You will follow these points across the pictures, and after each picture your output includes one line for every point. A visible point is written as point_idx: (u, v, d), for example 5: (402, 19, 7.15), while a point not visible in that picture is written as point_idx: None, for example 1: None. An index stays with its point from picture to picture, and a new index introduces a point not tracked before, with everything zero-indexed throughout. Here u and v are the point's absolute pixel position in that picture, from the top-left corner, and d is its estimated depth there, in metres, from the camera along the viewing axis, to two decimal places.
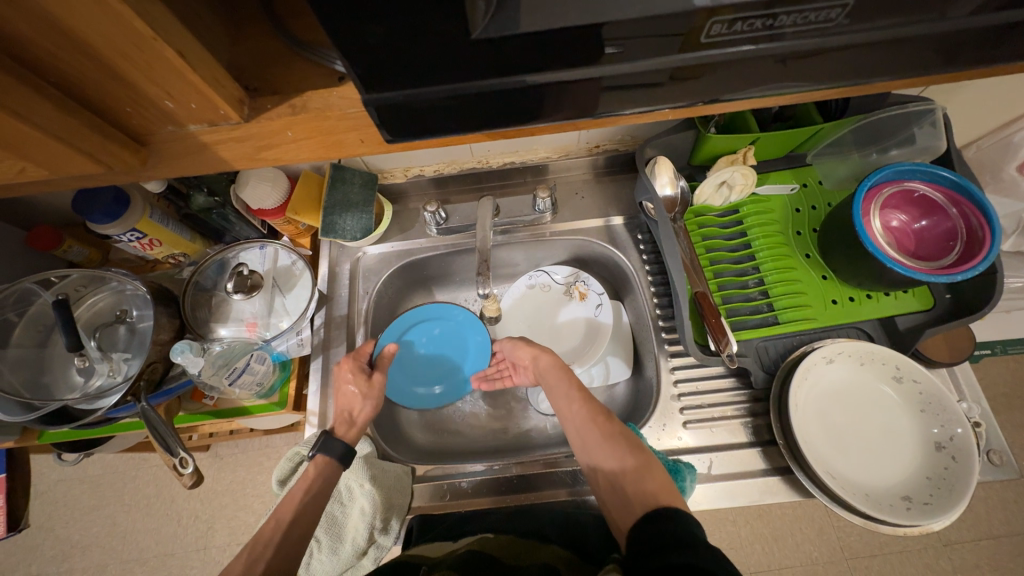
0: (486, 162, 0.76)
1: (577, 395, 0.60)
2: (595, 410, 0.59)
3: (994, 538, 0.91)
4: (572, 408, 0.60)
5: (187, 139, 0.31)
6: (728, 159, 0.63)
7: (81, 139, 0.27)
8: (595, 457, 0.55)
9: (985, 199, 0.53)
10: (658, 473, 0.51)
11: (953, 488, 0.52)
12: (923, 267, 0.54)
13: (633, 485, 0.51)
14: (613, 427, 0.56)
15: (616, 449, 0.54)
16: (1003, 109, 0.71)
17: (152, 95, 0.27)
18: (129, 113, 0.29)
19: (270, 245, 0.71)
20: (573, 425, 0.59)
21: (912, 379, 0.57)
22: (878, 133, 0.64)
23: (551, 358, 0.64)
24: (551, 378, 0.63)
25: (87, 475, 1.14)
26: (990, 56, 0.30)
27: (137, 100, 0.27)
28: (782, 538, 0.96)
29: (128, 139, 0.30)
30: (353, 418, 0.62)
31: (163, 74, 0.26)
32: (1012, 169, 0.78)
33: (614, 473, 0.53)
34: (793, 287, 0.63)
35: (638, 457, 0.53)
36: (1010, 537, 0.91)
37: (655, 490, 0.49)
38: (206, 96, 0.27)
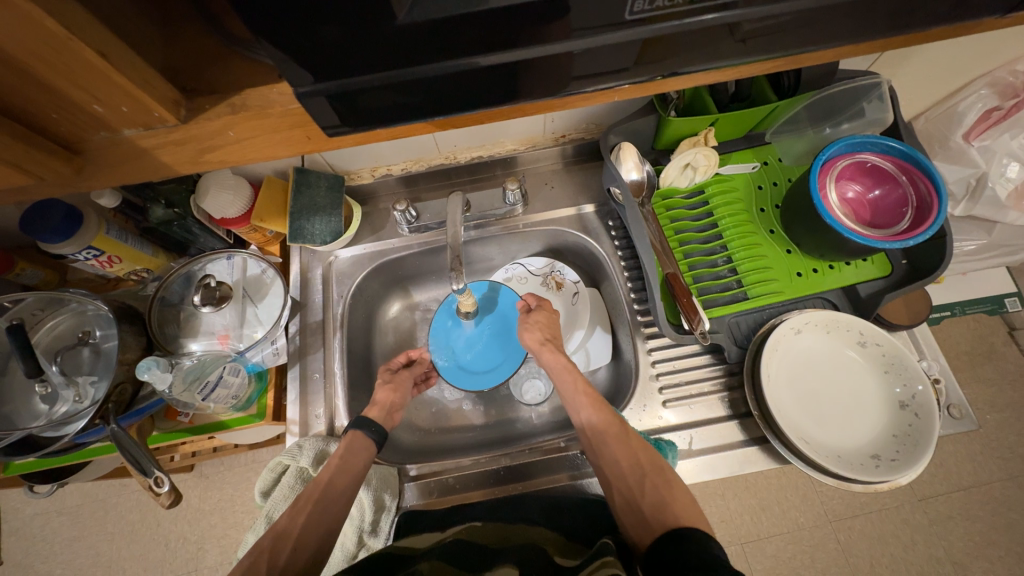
0: (454, 157, 0.75)
1: (588, 401, 0.60)
2: (608, 419, 0.58)
3: (964, 489, 0.96)
4: (584, 416, 0.60)
5: (122, 144, 0.29)
6: (690, 141, 0.64)
7: (7, 150, 0.26)
8: (610, 464, 0.55)
9: (931, 166, 0.56)
10: (680, 493, 0.51)
11: (917, 443, 0.54)
12: (878, 235, 0.57)
13: (652, 499, 0.50)
14: (631, 438, 0.56)
15: (633, 461, 0.54)
16: (947, 78, 0.74)
17: (77, 98, 0.26)
18: (56, 119, 0.27)
19: (237, 254, 0.69)
20: (586, 434, 0.59)
21: (874, 342, 0.60)
22: (830, 108, 0.66)
23: (554, 356, 0.65)
24: (563, 378, 0.64)
25: (65, 506, 1.10)
26: (921, 19, 0.31)
27: (62, 105, 0.26)
28: (769, 507, 0.99)
29: (60, 148, 0.29)
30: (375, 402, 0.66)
31: (85, 78, 0.24)
32: (958, 137, 0.82)
33: (629, 487, 0.53)
34: (760, 263, 0.65)
35: (656, 471, 0.53)
36: (978, 487, 0.96)
37: (675, 508, 0.49)
38: (135, 98, 0.26)
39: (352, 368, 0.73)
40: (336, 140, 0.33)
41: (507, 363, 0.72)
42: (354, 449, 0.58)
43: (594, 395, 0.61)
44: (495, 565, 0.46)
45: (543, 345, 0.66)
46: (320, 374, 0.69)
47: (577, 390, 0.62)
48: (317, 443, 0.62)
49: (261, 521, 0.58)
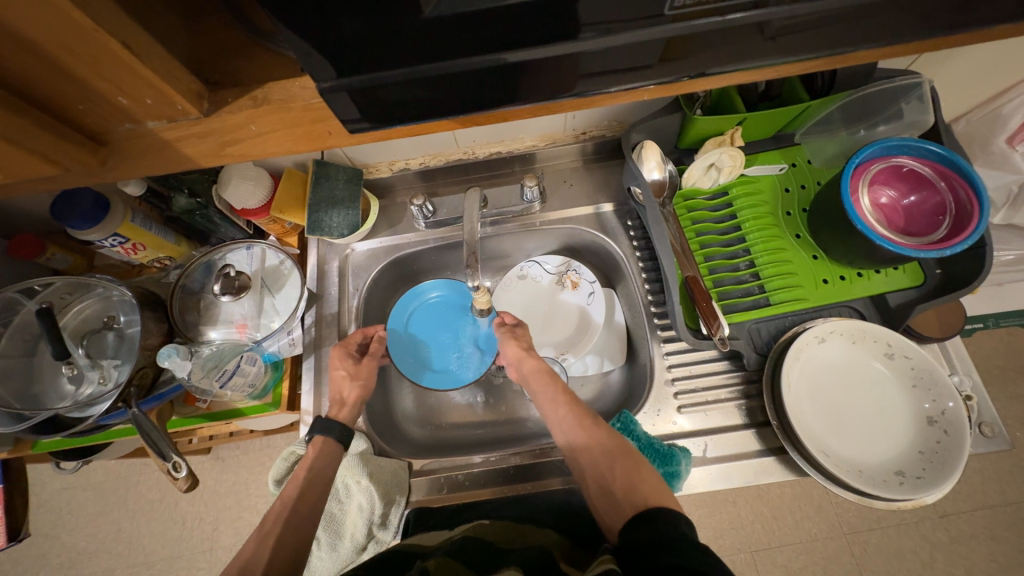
0: (472, 153, 0.74)
1: (561, 398, 0.61)
2: (580, 413, 0.58)
3: (989, 508, 0.92)
4: (558, 415, 0.60)
5: (147, 137, 0.30)
6: (716, 141, 0.62)
7: (35, 141, 0.26)
8: (586, 455, 0.55)
9: (973, 172, 0.53)
10: (650, 475, 0.50)
11: (945, 461, 0.52)
12: (912, 244, 0.54)
13: (624, 486, 0.50)
14: (603, 431, 0.56)
15: (605, 450, 0.54)
16: (993, 79, 0.71)
17: (102, 90, 0.26)
18: (82, 110, 0.27)
19: (256, 245, 0.70)
20: (560, 430, 0.59)
21: (903, 355, 0.58)
22: (866, 109, 0.63)
23: (534, 360, 0.66)
24: (535, 381, 0.64)
25: (89, 482, 1.14)
26: (972, 18, 0.29)
27: (88, 97, 0.26)
28: (782, 517, 0.97)
29: (87, 139, 0.29)
30: (343, 400, 0.64)
31: (111, 69, 0.25)
32: (1002, 140, 0.78)
33: (602, 473, 0.52)
34: (785, 268, 0.63)
35: (626, 458, 0.52)
36: (1005, 506, 0.92)
37: (647, 492, 0.48)
38: (158, 90, 0.26)
39: None
40: (358, 136, 0.32)
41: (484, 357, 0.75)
42: (327, 452, 0.58)
43: (567, 392, 0.62)
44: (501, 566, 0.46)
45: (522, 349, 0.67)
46: None
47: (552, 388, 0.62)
48: None
49: None
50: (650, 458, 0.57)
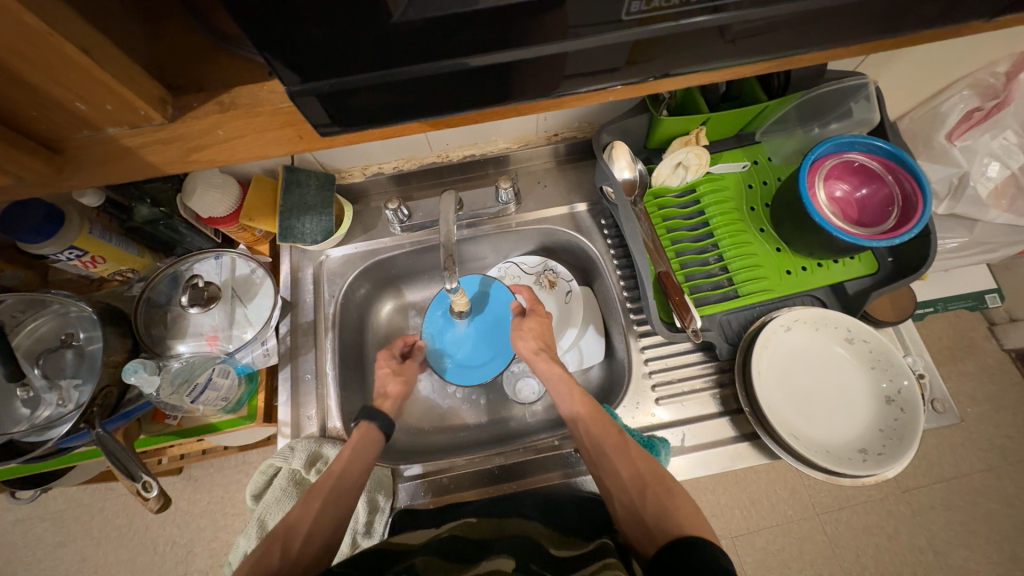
0: (446, 156, 0.74)
1: (582, 400, 0.62)
2: (606, 424, 0.59)
3: (946, 480, 0.99)
4: (582, 425, 0.60)
5: (106, 144, 0.29)
6: (682, 140, 0.65)
7: None
8: (608, 471, 0.55)
9: (916, 165, 0.57)
10: (683, 501, 0.51)
11: (903, 437, 0.56)
12: (864, 234, 0.58)
13: (655, 513, 0.51)
14: (631, 449, 0.56)
15: (632, 470, 0.54)
16: (930, 80, 0.76)
17: (59, 97, 0.25)
18: (36, 118, 0.26)
19: (225, 254, 0.68)
20: (584, 442, 0.59)
21: (861, 339, 0.61)
22: (819, 108, 0.66)
23: (548, 364, 0.66)
24: (556, 387, 0.64)
25: (48, 512, 1.07)
26: (908, 24, 0.31)
27: (42, 104, 0.25)
28: (758, 501, 1.01)
29: (41, 147, 0.28)
30: (386, 393, 0.68)
31: (68, 75, 0.24)
32: (942, 137, 0.84)
33: (630, 499, 0.53)
34: (751, 261, 0.66)
35: (655, 482, 0.53)
36: (959, 478, 0.99)
37: (679, 518, 0.49)
38: (119, 97, 0.26)
39: (344, 368, 0.72)
40: (328, 141, 0.32)
41: (492, 364, 0.72)
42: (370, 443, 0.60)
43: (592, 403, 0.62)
44: (491, 554, 0.47)
45: (538, 354, 0.67)
46: (311, 375, 0.69)
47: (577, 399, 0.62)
48: (309, 445, 0.62)
49: (253, 523, 0.57)
50: None
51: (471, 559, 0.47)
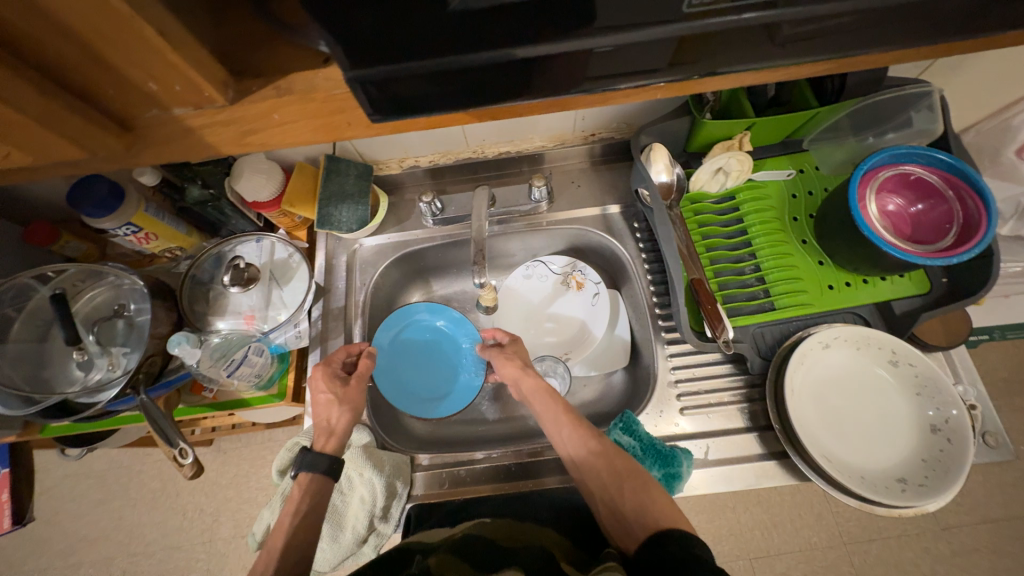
0: (481, 152, 0.75)
1: (565, 417, 0.59)
2: (587, 435, 0.57)
3: (992, 522, 0.95)
4: (565, 436, 0.58)
5: (171, 125, 0.29)
6: (725, 145, 0.62)
7: (62, 122, 0.26)
8: (591, 477, 0.55)
9: (983, 181, 0.53)
10: (659, 492, 0.52)
11: (948, 469, 0.52)
12: (919, 251, 0.54)
13: (634, 506, 0.51)
14: (611, 452, 0.56)
15: (613, 472, 0.54)
16: (1004, 91, 0.71)
17: (133, 76, 0.25)
18: (111, 95, 0.27)
19: (266, 238, 0.71)
20: (567, 453, 0.57)
21: (907, 362, 0.58)
22: (876, 116, 0.63)
23: (533, 380, 0.64)
24: (536, 401, 0.62)
25: (92, 470, 1.15)
26: (986, 25, 0.29)
27: (116, 81, 0.26)
28: (780, 524, 0.98)
29: (110, 122, 0.28)
30: (331, 428, 0.59)
31: (143, 56, 0.24)
32: (1011, 151, 0.79)
33: (611, 497, 0.52)
34: (790, 273, 0.63)
35: (637, 478, 0.53)
36: (1007, 520, 0.94)
37: (655, 511, 0.49)
38: (187, 79, 0.26)
39: None
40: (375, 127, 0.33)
41: (446, 403, 0.73)
42: (315, 487, 0.55)
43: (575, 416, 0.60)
44: (506, 566, 0.46)
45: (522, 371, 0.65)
46: None
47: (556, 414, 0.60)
48: None
49: (277, 496, 0.59)
50: (649, 458, 0.58)
51: (483, 564, 0.47)
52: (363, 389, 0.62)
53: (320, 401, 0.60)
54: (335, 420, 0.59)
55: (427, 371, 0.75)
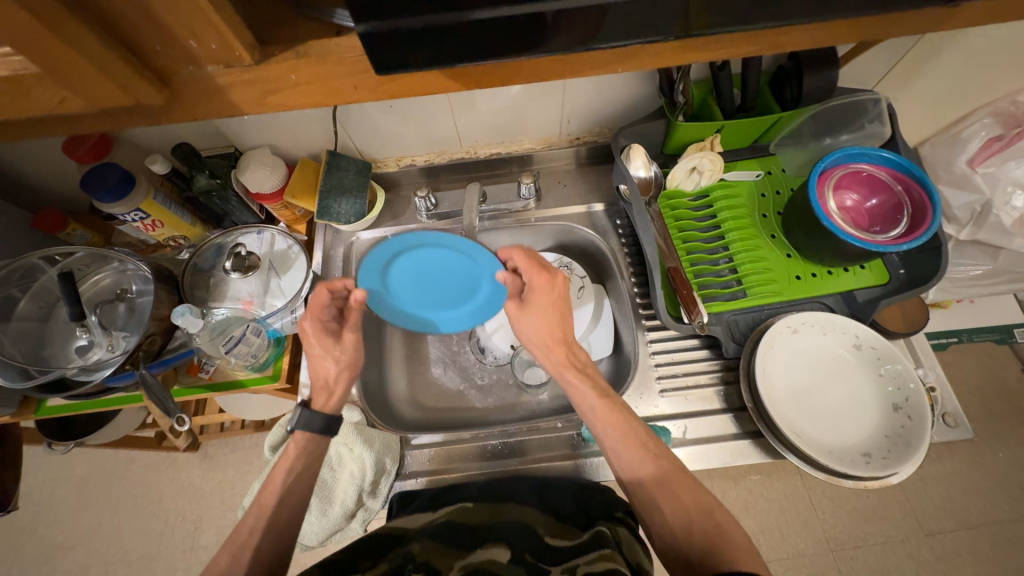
0: (474, 152, 0.80)
1: (637, 441, 0.55)
2: (666, 468, 0.53)
3: (974, 527, 1.02)
4: (636, 465, 0.54)
5: (204, 82, 0.32)
6: (697, 146, 0.68)
7: (117, 71, 0.29)
8: (655, 516, 0.52)
9: (925, 175, 0.59)
10: (733, 534, 0.48)
11: (910, 443, 0.56)
12: (878, 240, 0.59)
13: (705, 550, 0.47)
14: (672, 476, 0.53)
15: (679, 509, 0.51)
16: (949, 103, 0.79)
17: (176, 32, 0.29)
18: (157, 52, 0.30)
19: (267, 230, 0.75)
20: (635, 483, 0.54)
21: (869, 345, 0.62)
22: (833, 122, 0.69)
23: (587, 394, 0.58)
24: (594, 415, 0.57)
25: (72, 475, 1.14)
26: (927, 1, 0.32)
27: (159, 35, 0.29)
28: (769, 531, 1.06)
29: (152, 76, 0.31)
30: (327, 384, 0.61)
31: (188, 12, 0.28)
32: (963, 163, 0.86)
33: (682, 549, 0.49)
34: (760, 265, 0.68)
35: (700, 510, 0.50)
36: (987, 525, 1.01)
37: (731, 553, 0.46)
38: (223, 36, 0.29)
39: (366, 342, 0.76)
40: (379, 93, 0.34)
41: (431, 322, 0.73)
42: (311, 447, 0.58)
43: (638, 429, 0.56)
44: (486, 543, 0.50)
45: (568, 372, 0.60)
46: None
47: (619, 432, 0.55)
48: None
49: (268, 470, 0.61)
50: None
51: (468, 544, 0.50)
52: (355, 341, 0.63)
53: (314, 353, 0.60)
54: (333, 379, 0.61)
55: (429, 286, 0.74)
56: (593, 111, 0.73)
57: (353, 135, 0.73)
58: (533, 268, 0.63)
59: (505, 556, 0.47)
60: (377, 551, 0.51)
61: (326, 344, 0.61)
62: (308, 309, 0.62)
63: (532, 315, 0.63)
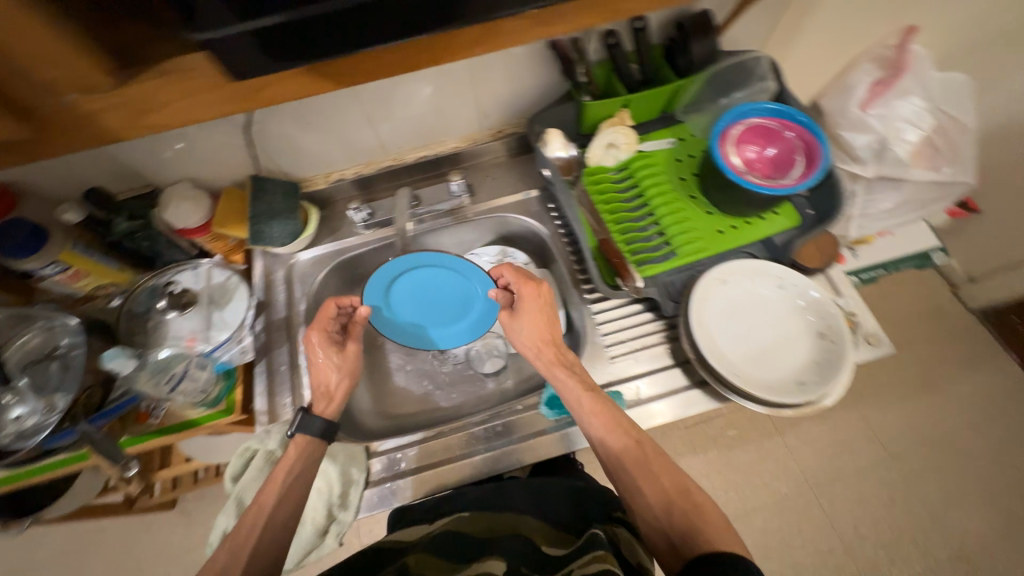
0: (402, 158, 0.81)
1: (621, 431, 0.58)
2: (648, 453, 0.56)
3: (930, 443, 1.12)
4: (623, 448, 0.57)
5: (67, 109, 0.32)
6: (610, 122, 0.72)
7: None
8: (637, 499, 0.55)
9: (808, 118, 0.65)
10: (712, 514, 0.51)
11: (834, 366, 0.61)
12: (783, 184, 0.65)
13: (682, 531, 0.50)
14: (655, 463, 0.56)
15: (660, 492, 0.54)
16: (832, 53, 0.87)
17: (27, 65, 0.29)
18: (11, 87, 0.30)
19: (202, 264, 0.73)
20: (620, 469, 0.57)
21: (791, 283, 0.67)
22: (727, 82, 0.73)
23: (576, 385, 0.60)
24: (581, 405, 0.59)
25: (33, 561, 1.07)
26: None
27: (10, 70, 0.29)
28: (753, 481, 1.11)
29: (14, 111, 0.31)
30: (329, 392, 0.64)
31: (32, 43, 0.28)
32: (855, 108, 0.93)
33: (661, 531, 0.52)
34: (685, 225, 0.72)
35: (687, 500, 0.53)
36: (940, 439, 1.12)
37: (707, 533, 0.49)
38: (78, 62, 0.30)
39: None
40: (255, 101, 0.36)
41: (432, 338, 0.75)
42: (309, 449, 0.60)
43: (620, 421, 0.58)
44: (484, 556, 0.50)
45: (556, 367, 0.63)
46: (286, 366, 0.72)
47: (603, 423, 0.58)
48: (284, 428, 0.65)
49: (231, 503, 0.61)
50: None
51: (465, 555, 0.51)
52: (357, 354, 0.66)
53: (322, 362, 0.64)
54: (333, 387, 0.64)
55: (433, 302, 0.76)
56: (507, 101, 0.75)
57: (273, 154, 0.73)
58: (521, 279, 0.68)
59: (501, 568, 0.48)
60: (374, 565, 0.53)
61: (330, 354, 0.65)
62: (316, 321, 0.66)
63: (523, 320, 0.66)
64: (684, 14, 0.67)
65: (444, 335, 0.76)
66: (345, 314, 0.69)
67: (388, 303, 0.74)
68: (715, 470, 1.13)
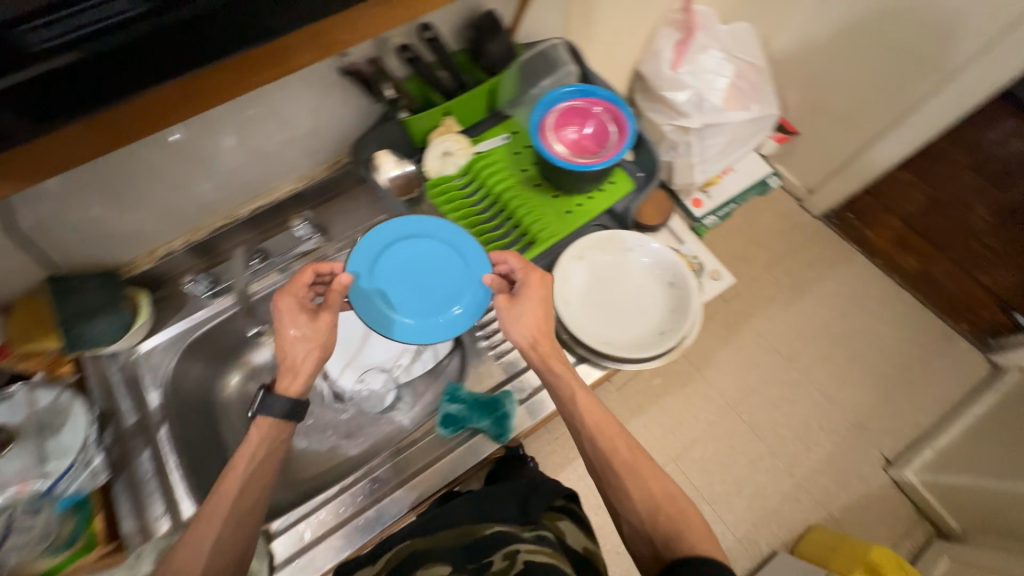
0: (235, 214, 0.75)
1: (619, 432, 0.56)
2: (643, 456, 0.55)
3: (813, 337, 1.28)
4: (619, 452, 0.54)
5: None
6: (438, 132, 0.72)
7: None
8: (624, 503, 0.52)
9: (607, 91, 0.70)
10: (697, 522, 0.50)
11: (685, 310, 0.68)
12: (604, 155, 0.69)
13: (664, 538, 0.49)
14: (648, 472, 0.53)
15: (649, 499, 0.52)
16: (631, 23, 0.94)
17: None
18: None
19: (18, 389, 0.61)
20: (608, 477, 0.54)
21: (638, 245, 0.73)
22: (535, 71, 0.77)
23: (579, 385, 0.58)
24: (586, 408, 0.57)
25: None
26: None
27: None
28: (685, 419, 1.20)
29: None
30: (295, 368, 0.58)
31: None
32: (668, 68, 1.02)
33: (643, 539, 0.50)
34: (535, 214, 0.74)
35: (673, 505, 0.51)
36: (820, 331, 1.29)
37: (693, 540, 0.48)
38: None
39: (194, 452, 0.69)
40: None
41: (408, 330, 0.65)
42: (271, 433, 0.56)
43: (616, 424, 0.57)
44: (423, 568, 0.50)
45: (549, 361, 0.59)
46: (151, 474, 0.65)
47: (598, 424, 0.56)
48: (159, 544, 0.60)
49: None
50: (476, 413, 0.67)
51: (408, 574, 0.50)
52: (332, 326, 0.60)
53: (290, 333, 0.58)
54: (299, 364, 0.58)
55: (419, 282, 0.66)
56: (327, 132, 0.72)
57: (65, 248, 0.63)
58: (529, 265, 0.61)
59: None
60: None
61: (302, 325, 0.58)
62: (290, 285, 0.59)
63: (524, 307, 0.60)
64: (474, 14, 0.68)
65: (426, 331, 0.65)
66: (323, 282, 0.63)
67: (371, 269, 0.65)
68: (651, 422, 1.20)
